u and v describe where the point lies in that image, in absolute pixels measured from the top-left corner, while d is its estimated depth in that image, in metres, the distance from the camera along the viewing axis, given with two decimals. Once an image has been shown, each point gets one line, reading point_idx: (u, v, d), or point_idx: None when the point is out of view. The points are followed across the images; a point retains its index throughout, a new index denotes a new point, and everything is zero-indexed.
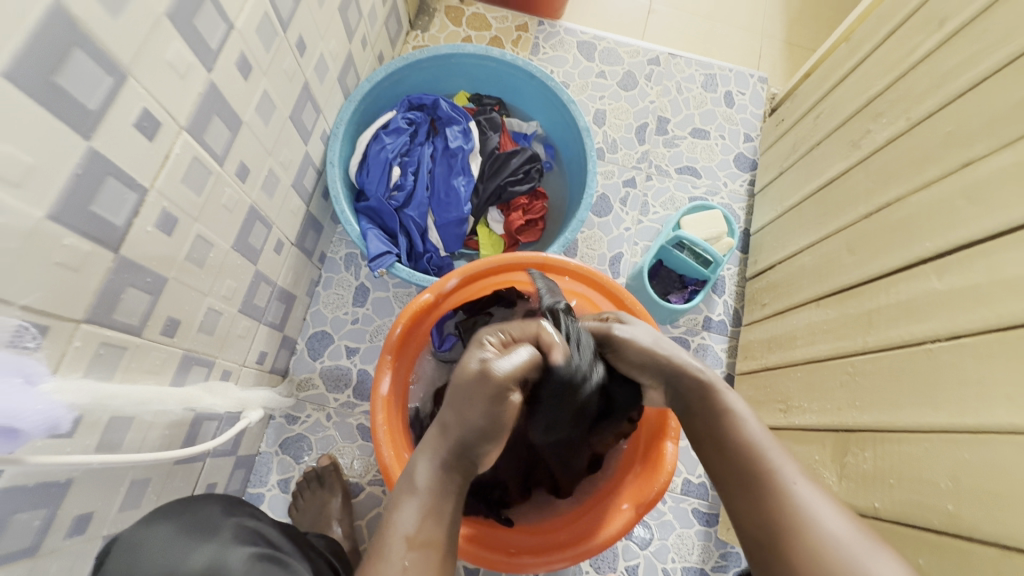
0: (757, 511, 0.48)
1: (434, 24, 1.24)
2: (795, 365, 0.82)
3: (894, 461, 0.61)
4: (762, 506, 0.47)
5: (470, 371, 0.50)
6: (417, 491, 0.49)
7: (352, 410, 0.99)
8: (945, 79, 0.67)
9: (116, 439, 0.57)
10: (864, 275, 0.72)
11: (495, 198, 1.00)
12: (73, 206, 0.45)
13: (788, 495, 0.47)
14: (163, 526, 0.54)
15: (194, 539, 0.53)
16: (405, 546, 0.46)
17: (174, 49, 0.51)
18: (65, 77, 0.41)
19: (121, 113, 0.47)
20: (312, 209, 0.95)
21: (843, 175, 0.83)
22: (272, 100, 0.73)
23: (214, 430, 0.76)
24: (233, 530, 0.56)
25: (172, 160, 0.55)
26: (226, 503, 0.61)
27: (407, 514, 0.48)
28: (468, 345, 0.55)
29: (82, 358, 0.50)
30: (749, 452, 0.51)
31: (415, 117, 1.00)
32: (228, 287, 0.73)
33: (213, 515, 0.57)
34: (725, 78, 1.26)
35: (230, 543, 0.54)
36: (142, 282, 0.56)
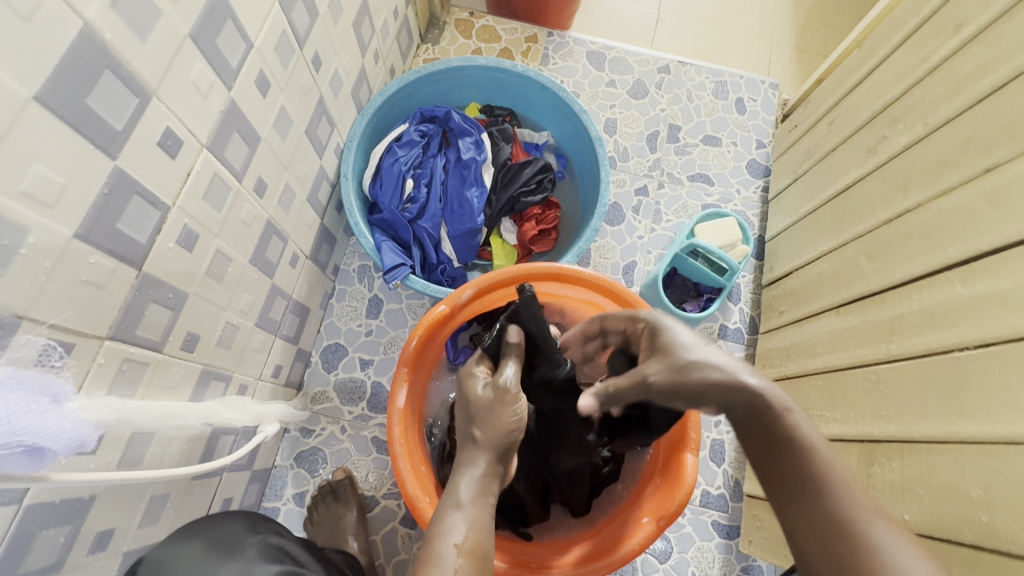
0: (808, 522, 0.42)
1: (444, 37, 1.25)
2: (815, 373, 0.81)
3: (923, 472, 0.59)
4: (810, 517, 0.42)
5: (484, 395, 0.54)
6: (461, 501, 0.46)
7: (367, 423, 0.99)
8: (964, 83, 0.67)
9: (137, 455, 0.57)
10: (885, 282, 0.71)
11: (508, 209, 1.00)
12: (100, 224, 0.46)
13: (848, 516, 0.41)
14: (185, 545, 0.54)
15: (218, 557, 0.54)
16: (455, 553, 0.43)
17: (196, 68, 0.52)
18: (93, 98, 0.42)
19: (146, 132, 0.48)
20: (326, 221, 0.96)
21: (860, 181, 0.82)
22: (289, 116, 0.74)
23: (231, 444, 0.77)
24: (257, 548, 0.57)
25: (194, 177, 0.56)
26: (250, 520, 0.61)
27: (456, 523, 0.45)
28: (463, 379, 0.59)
29: (106, 374, 0.50)
30: (805, 464, 0.45)
31: (428, 129, 1.01)
32: (245, 301, 0.73)
33: (237, 532, 0.58)
34: (735, 85, 1.25)
35: (255, 560, 0.55)
36: (164, 298, 0.56)
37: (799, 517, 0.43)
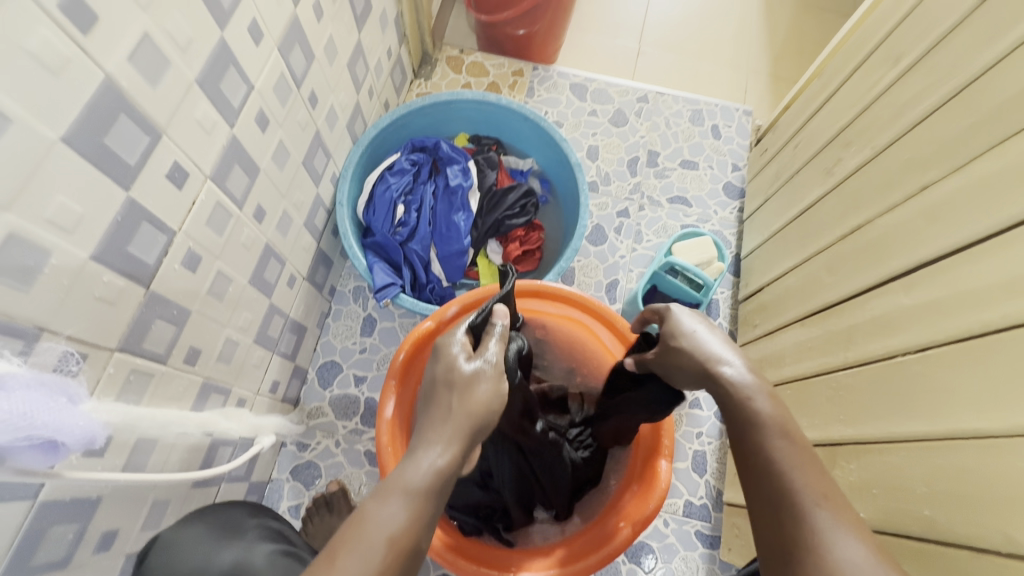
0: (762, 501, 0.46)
1: (436, 73, 1.34)
2: (784, 382, 0.85)
3: (876, 471, 0.63)
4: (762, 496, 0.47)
5: (477, 392, 0.51)
6: (410, 488, 0.44)
7: (360, 437, 1.03)
8: (902, 111, 0.73)
9: (141, 460, 0.62)
10: (842, 294, 0.76)
11: (494, 231, 1.06)
12: (113, 248, 0.51)
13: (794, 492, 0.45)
14: (193, 527, 0.59)
15: (222, 539, 0.59)
16: (384, 546, 0.42)
17: (201, 109, 0.59)
18: (111, 138, 0.48)
19: (156, 166, 0.54)
20: (323, 245, 1.02)
21: (820, 201, 0.88)
22: (287, 148, 0.80)
23: (229, 455, 0.81)
24: (257, 531, 0.63)
25: (198, 205, 0.62)
26: (252, 507, 0.67)
27: (392, 509, 0.43)
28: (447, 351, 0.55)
29: (115, 383, 0.55)
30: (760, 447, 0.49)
31: (418, 158, 1.08)
32: (244, 318, 0.79)
33: (238, 516, 0.64)
34: (711, 113, 1.33)
35: (255, 542, 0.61)
36: (169, 314, 0.62)
37: (762, 497, 0.46)
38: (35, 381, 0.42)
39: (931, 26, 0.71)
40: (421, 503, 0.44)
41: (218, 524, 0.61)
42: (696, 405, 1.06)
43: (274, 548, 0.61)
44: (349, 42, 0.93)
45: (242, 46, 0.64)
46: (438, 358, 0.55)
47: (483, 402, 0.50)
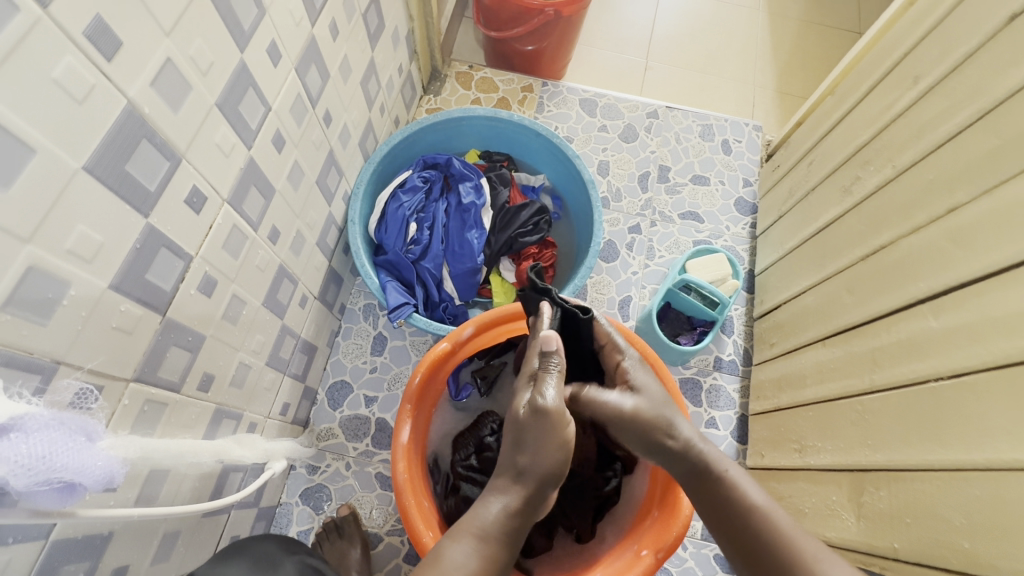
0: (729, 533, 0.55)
1: (445, 88, 1.34)
2: (805, 404, 0.84)
3: (908, 498, 0.61)
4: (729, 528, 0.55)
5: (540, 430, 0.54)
6: (482, 534, 0.50)
7: (371, 459, 1.01)
8: (923, 131, 0.72)
9: (153, 491, 0.60)
10: (866, 314, 0.75)
11: (506, 249, 1.04)
12: (130, 276, 0.50)
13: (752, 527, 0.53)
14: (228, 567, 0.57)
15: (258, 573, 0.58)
16: None
17: (220, 133, 0.58)
18: (132, 164, 0.47)
19: (175, 191, 0.53)
20: (334, 263, 1.01)
21: (839, 219, 0.87)
22: (301, 168, 0.79)
23: (239, 482, 0.79)
24: (296, 566, 0.62)
25: (214, 230, 0.61)
26: (283, 543, 0.66)
27: (463, 552, 0.49)
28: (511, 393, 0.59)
29: (129, 414, 0.53)
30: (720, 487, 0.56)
31: (430, 175, 1.07)
32: (257, 341, 0.77)
33: (275, 552, 0.62)
34: (721, 128, 1.32)
35: None
36: (184, 341, 0.60)
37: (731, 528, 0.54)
38: (54, 420, 0.40)
39: (954, 44, 0.70)
40: (490, 547, 0.49)
41: (256, 562, 0.60)
42: (713, 424, 1.03)
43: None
44: (362, 60, 0.92)
45: (260, 68, 0.63)
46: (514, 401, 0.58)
47: (552, 452, 0.53)
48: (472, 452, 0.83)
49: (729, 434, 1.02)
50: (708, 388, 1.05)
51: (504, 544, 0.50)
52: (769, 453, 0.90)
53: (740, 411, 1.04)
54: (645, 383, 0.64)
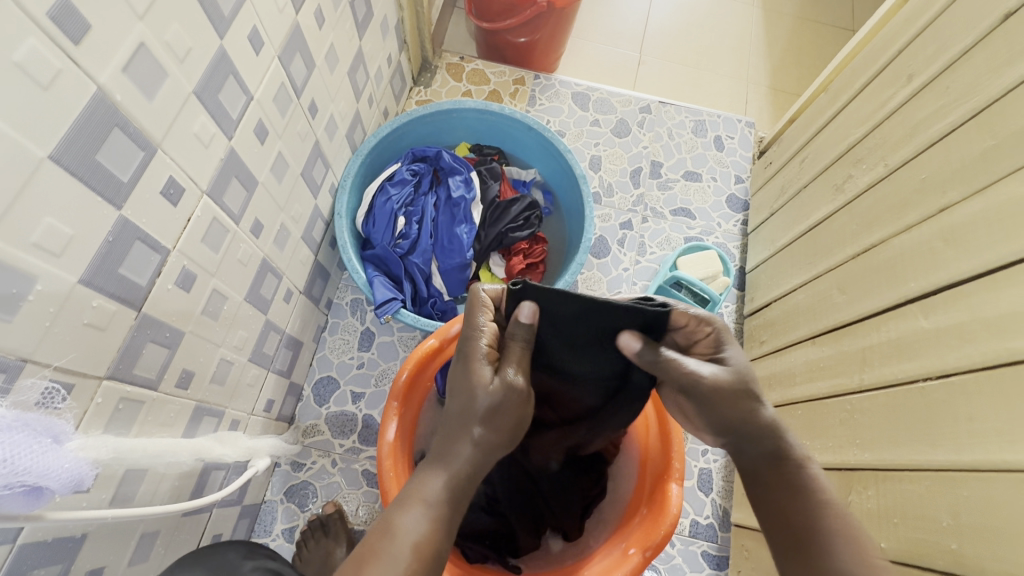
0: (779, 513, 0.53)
1: (436, 80, 1.31)
2: (794, 402, 0.84)
3: (897, 498, 0.61)
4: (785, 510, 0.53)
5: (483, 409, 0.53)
6: (429, 500, 0.49)
7: (357, 456, 1.00)
8: (917, 129, 0.72)
9: (130, 491, 0.58)
10: (856, 314, 0.75)
11: (496, 244, 1.03)
12: (103, 270, 0.48)
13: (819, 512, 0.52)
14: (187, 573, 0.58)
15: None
16: (409, 550, 0.47)
17: (200, 123, 0.56)
18: (104, 154, 0.45)
19: (150, 182, 0.51)
20: (320, 257, 0.99)
21: (830, 217, 0.86)
22: (286, 160, 0.77)
23: (221, 480, 0.77)
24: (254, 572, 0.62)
25: (193, 223, 0.59)
26: (248, 548, 0.66)
27: (415, 517, 0.48)
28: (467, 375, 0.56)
29: (103, 414, 0.52)
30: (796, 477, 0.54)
31: (419, 168, 1.05)
32: (240, 337, 0.75)
33: (234, 558, 0.63)
34: (714, 124, 1.32)
35: None
36: (162, 337, 0.58)
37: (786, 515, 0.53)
38: (15, 422, 0.38)
39: (947, 44, 0.70)
40: (442, 511, 0.49)
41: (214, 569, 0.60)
42: None
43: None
44: (350, 49, 0.90)
45: (242, 55, 0.61)
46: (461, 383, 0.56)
47: (506, 427, 0.54)
48: None
49: None
50: None
51: (455, 507, 0.50)
52: None
53: None
54: (735, 362, 0.58)
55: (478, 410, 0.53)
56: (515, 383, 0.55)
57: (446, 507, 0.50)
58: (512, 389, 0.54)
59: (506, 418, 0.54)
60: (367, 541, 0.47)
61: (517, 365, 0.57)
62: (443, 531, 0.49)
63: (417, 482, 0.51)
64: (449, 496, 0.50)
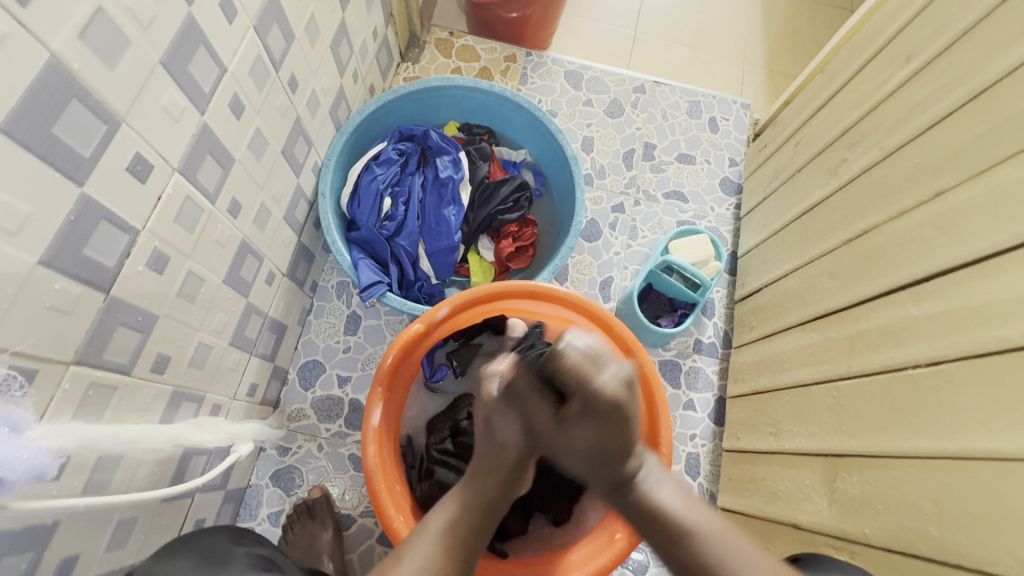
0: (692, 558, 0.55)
1: (425, 56, 1.27)
2: (783, 388, 0.83)
3: (880, 485, 0.61)
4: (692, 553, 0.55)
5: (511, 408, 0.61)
6: (462, 499, 0.59)
7: (344, 440, 0.99)
8: (913, 111, 0.70)
9: (105, 478, 0.56)
10: (846, 300, 0.74)
11: (485, 226, 1.01)
12: (64, 250, 0.46)
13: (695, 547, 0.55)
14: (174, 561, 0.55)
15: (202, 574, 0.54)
16: (437, 543, 0.55)
17: (168, 96, 0.53)
18: (60, 126, 0.43)
19: (115, 158, 0.48)
20: (304, 239, 0.96)
21: (823, 202, 0.85)
22: (264, 136, 0.74)
23: (203, 465, 0.76)
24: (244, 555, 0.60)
25: (164, 201, 0.56)
26: (232, 534, 0.64)
27: (444, 515, 0.58)
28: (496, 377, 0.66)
29: (71, 399, 0.50)
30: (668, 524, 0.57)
31: (405, 147, 1.02)
32: (219, 320, 0.73)
33: (220, 542, 0.61)
34: (709, 105, 1.29)
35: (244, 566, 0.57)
36: (134, 321, 0.56)
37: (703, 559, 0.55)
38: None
39: (947, 23, 0.68)
40: (471, 510, 0.58)
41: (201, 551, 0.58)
42: (690, 406, 1.03)
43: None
44: (332, 21, 0.86)
45: (212, 23, 0.57)
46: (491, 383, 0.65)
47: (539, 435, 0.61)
48: (447, 435, 0.83)
49: (705, 416, 1.02)
50: (687, 369, 1.05)
51: (485, 511, 0.58)
52: (745, 438, 0.90)
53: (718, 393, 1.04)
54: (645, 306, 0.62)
55: (506, 417, 0.61)
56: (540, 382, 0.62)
57: (474, 509, 0.58)
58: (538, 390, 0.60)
59: (534, 422, 0.61)
60: (405, 536, 0.57)
61: (537, 365, 0.63)
62: (470, 529, 0.57)
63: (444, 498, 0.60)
64: (481, 498, 0.59)
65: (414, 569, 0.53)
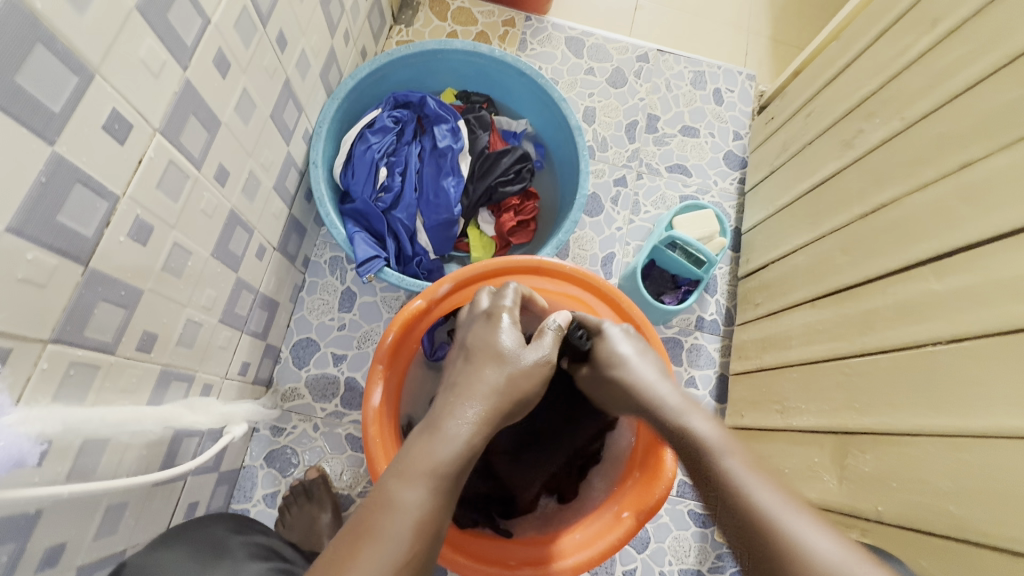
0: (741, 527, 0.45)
1: (419, 18, 1.20)
2: (789, 365, 0.82)
3: (893, 462, 0.60)
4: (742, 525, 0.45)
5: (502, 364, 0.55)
6: (433, 470, 0.46)
7: (341, 420, 0.96)
8: (938, 79, 0.67)
9: (90, 463, 0.53)
10: (860, 276, 0.72)
11: (486, 199, 0.97)
12: (35, 217, 0.41)
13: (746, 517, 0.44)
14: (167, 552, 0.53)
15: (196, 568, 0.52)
16: (410, 521, 0.43)
17: (147, 46, 0.48)
18: (25, 76, 0.38)
19: (89, 114, 0.44)
20: (295, 211, 0.91)
21: (836, 175, 0.83)
22: (252, 98, 0.69)
23: (195, 447, 0.72)
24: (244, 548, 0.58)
25: (145, 165, 0.51)
26: (233, 524, 0.62)
27: (416, 491, 0.44)
28: (486, 326, 0.60)
29: (51, 380, 0.46)
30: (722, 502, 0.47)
31: (401, 114, 0.96)
32: (208, 296, 0.69)
33: (220, 532, 0.59)
34: (713, 75, 1.25)
35: (241, 560, 0.56)
36: (116, 295, 0.52)
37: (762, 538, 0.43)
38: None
39: None
40: (445, 483, 0.46)
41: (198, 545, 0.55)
42: (691, 383, 1.02)
43: (266, 567, 0.57)
44: None
45: None
46: (488, 335, 0.59)
47: (520, 392, 0.54)
48: None
49: (707, 393, 1.01)
50: (688, 347, 1.04)
51: (455, 485, 0.47)
52: (749, 415, 0.89)
53: (720, 371, 1.03)
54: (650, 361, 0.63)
55: (499, 377, 0.54)
56: (546, 357, 0.58)
57: (447, 482, 0.46)
58: (541, 363, 0.57)
59: (523, 381, 0.55)
60: (358, 515, 0.43)
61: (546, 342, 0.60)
62: (450, 501, 0.46)
63: (420, 449, 0.48)
64: (455, 466, 0.47)
65: (392, 547, 0.41)
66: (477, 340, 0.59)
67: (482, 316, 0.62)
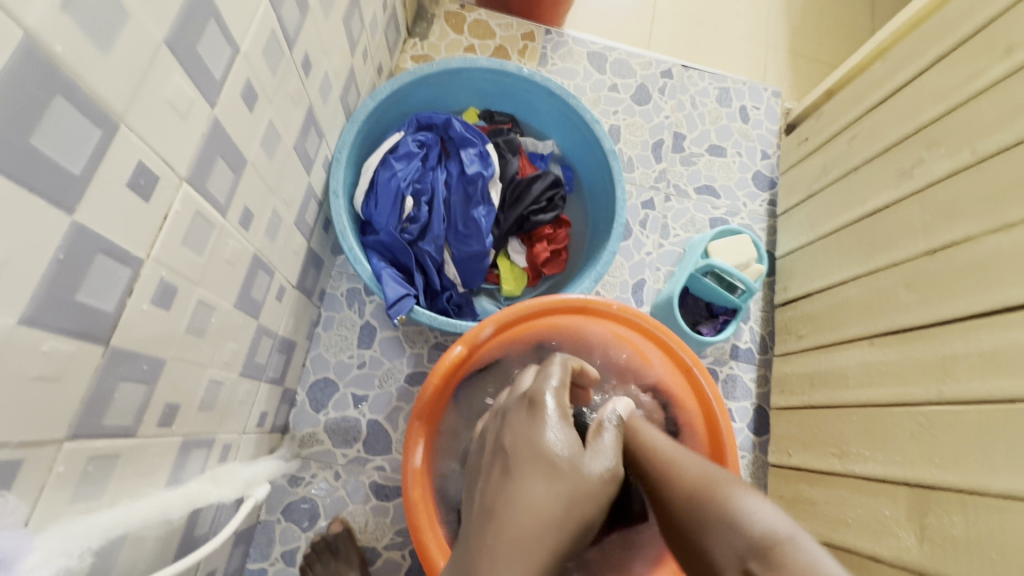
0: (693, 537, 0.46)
1: (434, 31, 1.14)
2: (846, 406, 0.78)
3: (989, 527, 0.56)
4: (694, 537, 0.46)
5: (554, 489, 0.43)
6: None
7: (363, 467, 0.89)
8: (1017, 111, 0.64)
9: (108, 565, 0.45)
10: (930, 316, 0.69)
11: (516, 228, 0.91)
12: (51, 300, 0.34)
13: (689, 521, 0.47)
14: None
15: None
16: None
17: (175, 84, 0.41)
18: (41, 135, 0.31)
19: (112, 172, 0.37)
20: (313, 244, 0.84)
21: (893, 205, 0.79)
22: (277, 130, 0.62)
23: (213, 517, 0.65)
24: None
25: (172, 220, 0.44)
26: None
27: None
28: (526, 423, 0.49)
29: (68, 482, 0.39)
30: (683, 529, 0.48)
31: (426, 138, 0.90)
32: (229, 351, 0.62)
33: None
34: (739, 92, 1.21)
35: None
36: (138, 371, 0.45)
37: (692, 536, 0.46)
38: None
39: None
40: None
41: None
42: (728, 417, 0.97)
43: None
44: None
45: None
46: (528, 438, 0.47)
47: (575, 524, 0.43)
48: None
49: (746, 428, 0.96)
50: (724, 378, 0.99)
51: None
52: (799, 455, 0.85)
53: (758, 404, 0.98)
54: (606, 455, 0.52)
55: (553, 505, 0.43)
56: (610, 471, 0.48)
57: None
58: (606, 481, 0.47)
59: (578, 509, 0.44)
60: None
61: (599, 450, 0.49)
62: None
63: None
64: None
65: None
66: (519, 438, 0.48)
67: (522, 403, 0.53)
